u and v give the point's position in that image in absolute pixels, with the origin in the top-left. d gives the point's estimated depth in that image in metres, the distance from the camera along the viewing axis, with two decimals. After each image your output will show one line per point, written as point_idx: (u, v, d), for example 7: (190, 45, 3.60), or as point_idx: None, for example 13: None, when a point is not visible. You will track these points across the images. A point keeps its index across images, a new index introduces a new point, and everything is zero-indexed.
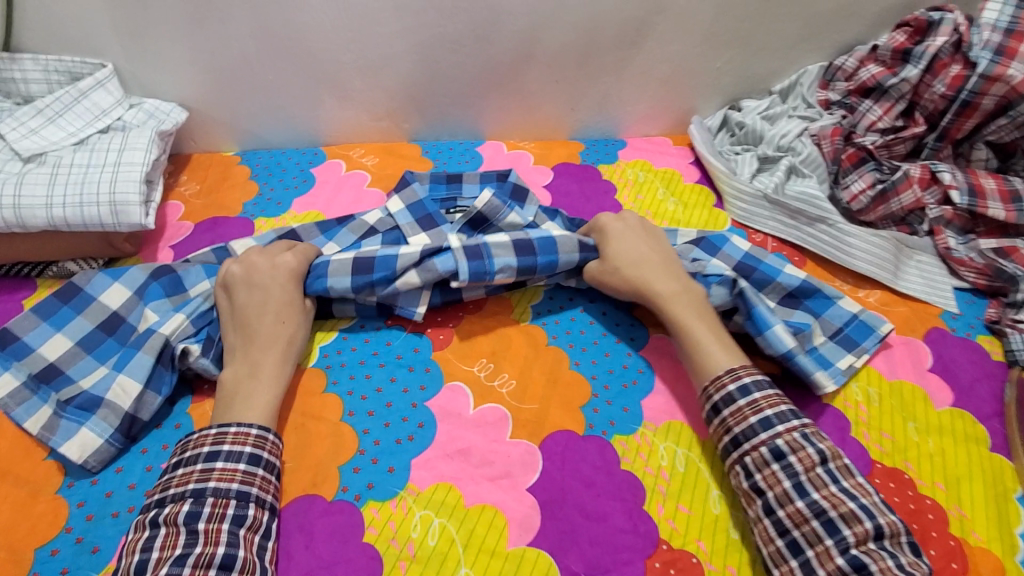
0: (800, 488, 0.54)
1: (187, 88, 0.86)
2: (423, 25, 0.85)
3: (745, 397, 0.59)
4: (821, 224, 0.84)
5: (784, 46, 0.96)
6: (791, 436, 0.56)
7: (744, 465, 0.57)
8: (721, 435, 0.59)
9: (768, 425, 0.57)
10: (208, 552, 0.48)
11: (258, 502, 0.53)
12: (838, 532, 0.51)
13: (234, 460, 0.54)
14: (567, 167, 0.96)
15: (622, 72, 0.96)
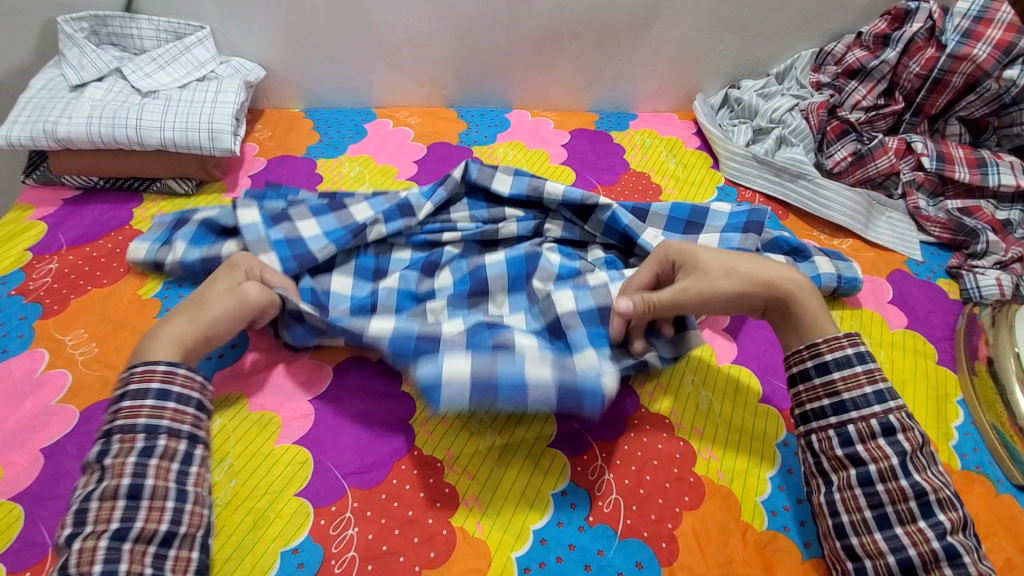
0: (905, 468, 0.57)
1: (266, 50, 1.03)
2: (463, 3, 1.00)
3: (862, 364, 0.61)
4: (802, 179, 0.96)
5: (779, 33, 1.09)
6: (901, 414, 0.59)
7: (842, 433, 0.59)
8: (822, 395, 0.61)
9: (882, 399, 0.59)
10: (114, 484, 0.53)
11: (170, 432, 0.56)
12: (933, 515, 0.55)
13: (140, 397, 0.57)
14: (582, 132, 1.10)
15: (635, 51, 1.09)
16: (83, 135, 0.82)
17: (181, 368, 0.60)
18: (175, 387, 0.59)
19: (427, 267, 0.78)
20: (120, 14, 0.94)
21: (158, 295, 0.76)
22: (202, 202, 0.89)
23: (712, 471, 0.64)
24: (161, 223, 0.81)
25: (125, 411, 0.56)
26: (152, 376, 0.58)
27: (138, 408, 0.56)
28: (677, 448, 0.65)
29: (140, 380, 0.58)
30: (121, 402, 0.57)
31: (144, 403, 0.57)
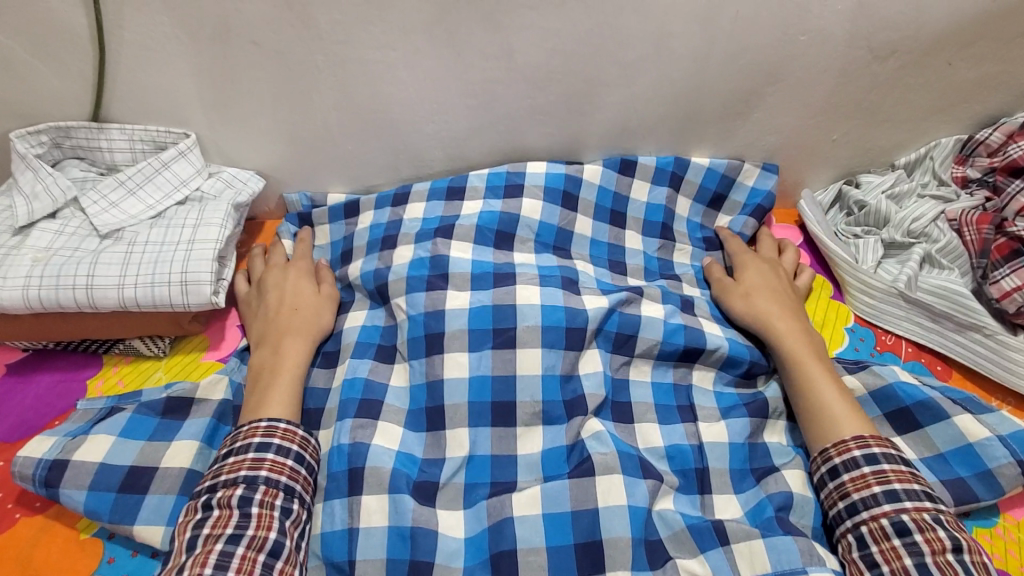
0: (923, 569, 0.49)
1: (266, 155, 0.83)
2: (509, 98, 0.79)
3: (870, 465, 0.56)
4: (974, 333, 0.71)
5: (912, 118, 0.85)
6: (919, 514, 0.52)
7: (858, 535, 0.53)
8: (840, 504, 0.56)
9: (894, 497, 0.53)
10: (261, 535, 0.52)
11: (301, 500, 0.57)
12: None
13: (284, 454, 0.58)
14: (666, 232, 0.87)
15: (723, 142, 0.87)
16: (21, 299, 0.64)
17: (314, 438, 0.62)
18: (307, 456, 0.60)
19: (424, 490, 0.60)
20: (86, 125, 0.76)
21: (107, 557, 0.58)
22: (175, 365, 0.71)
23: None
24: (92, 408, 0.65)
25: (268, 466, 0.56)
26: (295, 436, 0.59)
27: (281, 465, 0.57)
28: None
29: (284, 439, 0.59)
30: (263, 452, 0.57)
31: (286, 462, 0.57)
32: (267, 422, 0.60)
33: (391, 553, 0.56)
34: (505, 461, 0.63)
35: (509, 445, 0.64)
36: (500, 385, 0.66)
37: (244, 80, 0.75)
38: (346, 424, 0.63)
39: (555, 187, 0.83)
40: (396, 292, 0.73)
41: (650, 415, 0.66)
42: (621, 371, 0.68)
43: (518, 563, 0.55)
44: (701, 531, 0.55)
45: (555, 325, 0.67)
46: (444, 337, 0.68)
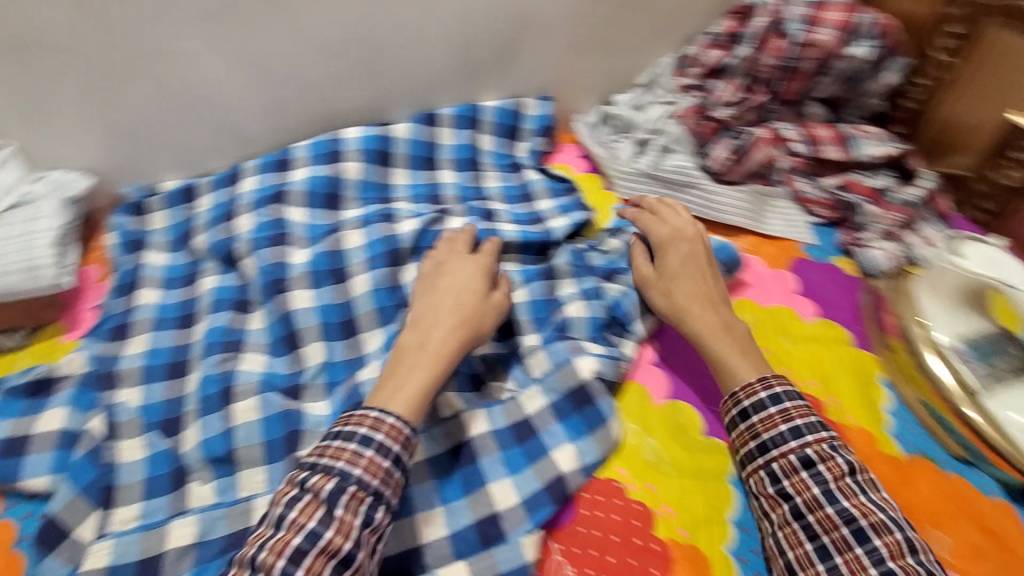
0: (831, 497, 0.55)
1: (90, 155, 0.89)
2: (311, 67, 0.92)
3: (777, 406, 0.61)
4: (693, 189, 0.97)
5: (637, 44, 1.11)
6: (820, 448, 0.58)
7: (770, 472, 0.59)
8: (748, 439, 0.61)
9: (779, 401, 0.61)
10: (337, 543, 0.52)
11: (386, 504, 0.56)
12: (867, 542, 0.52)
13: (383, 452, 0.57)
14: (475, 165, 1.03)
15: (503, 84, 1.06)
16: None
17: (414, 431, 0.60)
18: (378, 437, 0.58)
19: (289, 390, 0.72)
20: None
21: (9, 516, 0.64)
22: (38, 351, 0.77)
23: (674, 532, 0.59)
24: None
25: (364, 465, 0.56)
26: (367, 420, 0.58)
27: (377, 465, 0.56)
28: (635, 514, 0.60)
29: (389, 436, 0.58)
30: (363, 446, 0.57)
31: (358, 465, 0.56)
32: (376, 411, 0.60)
33: (266, 435, 0.67)
34: (357, 359, 0.75)
35: (355, 346, 0.77)
36: (341, 307, 0.79)
37: (53, 82, 0.81)
38: (214, 359, 0.74)
39: (370, 147, 0.96)
40: (242, 253, 0.84)
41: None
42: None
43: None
44: (510, 362, 0.74)
45: (376, 254, 0.81)
46: (289, 279, 0.80)
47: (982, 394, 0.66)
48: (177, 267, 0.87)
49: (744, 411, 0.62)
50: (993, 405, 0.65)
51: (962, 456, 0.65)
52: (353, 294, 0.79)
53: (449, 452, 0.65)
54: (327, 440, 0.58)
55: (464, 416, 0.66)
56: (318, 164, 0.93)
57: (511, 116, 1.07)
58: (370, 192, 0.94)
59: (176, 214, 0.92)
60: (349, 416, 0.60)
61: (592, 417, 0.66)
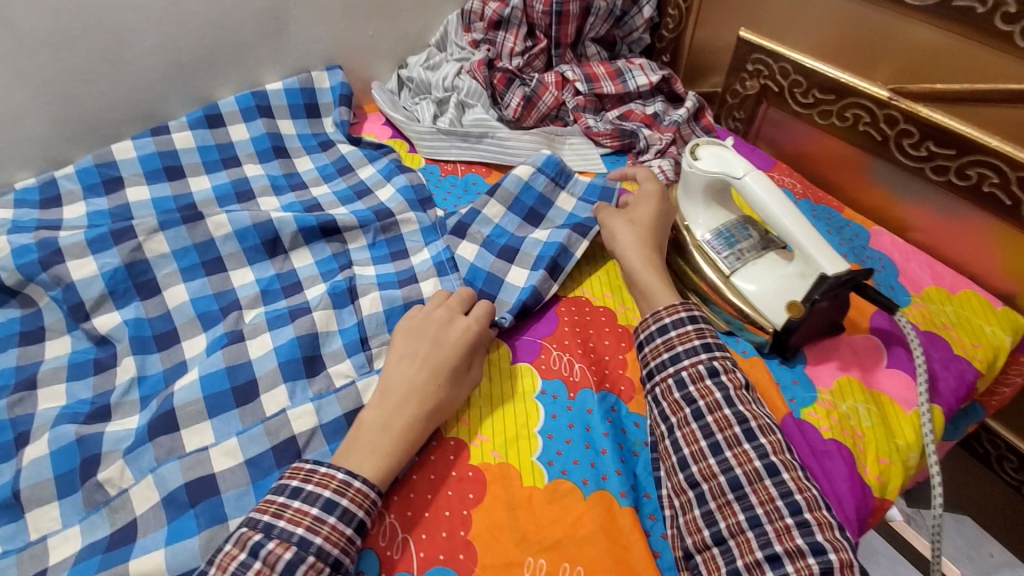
0: (728, 400, 0.60)
1: None
2: (39, 64, 0.81)
3: (693, 324, 0.66)
4: (485, 138, 1.00)
5: (417, 4, 1.10)
6: (724, 360, 0.63)
7: (679, 378, 0.63)
8: (662, 351, 0.66)
9: (694, 321, 0.66)
10: None
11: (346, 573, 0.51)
12: (755, 438, 0.58)
13: (345, 519, 0.52)
14: (281, 153, 0.96)
15: (283, 60, 1.01)
16: None
17: (382, 496, 0.55)
18: (344, 500, 0.53)
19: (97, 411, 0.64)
20: None
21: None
22: None
23: (488, 455, 0.63)
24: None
25: (325, 533, 0.51)
26: (333, 483, 0.53)
27: (341, 531, 0.51)
28: (450, 449, 0.63)
29: (353, 500, 0.53)
30: (327, 512, 0.52)
31: (343, 529, 0.52)
32: (342, 473, 0.54)
33: (57, 468, 0.59)
34: (176, 368, 0.68)
35: (170, 357, 0.70)
36: (158, 321, 0.72)
37: None
38: (1, 403, 0.64)
39: (152, 168, 0.88)
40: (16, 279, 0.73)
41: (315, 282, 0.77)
42: (286, 266, 0.79)
43: (178, 417, 0.61)
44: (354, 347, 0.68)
45: (191, 264, 0.76)
46: (87, 304, 0.72)
47: (732, 274, 0.74)
48: None
49: (664, 326, 0.66)
50: (738, 281, 0.73)
51: (727, 329, 0.75)
52: (168, 307, 0.73)
53: (275, 448, 0.59)
54: (282, 507, 0.52)
55: (289, 413, 0.61)
56: (94, 196, 0.85)
57: (303, 96, 1.01)
58: (165, 206, 0.85)
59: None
60: (312, 474, 0.54)
61: None
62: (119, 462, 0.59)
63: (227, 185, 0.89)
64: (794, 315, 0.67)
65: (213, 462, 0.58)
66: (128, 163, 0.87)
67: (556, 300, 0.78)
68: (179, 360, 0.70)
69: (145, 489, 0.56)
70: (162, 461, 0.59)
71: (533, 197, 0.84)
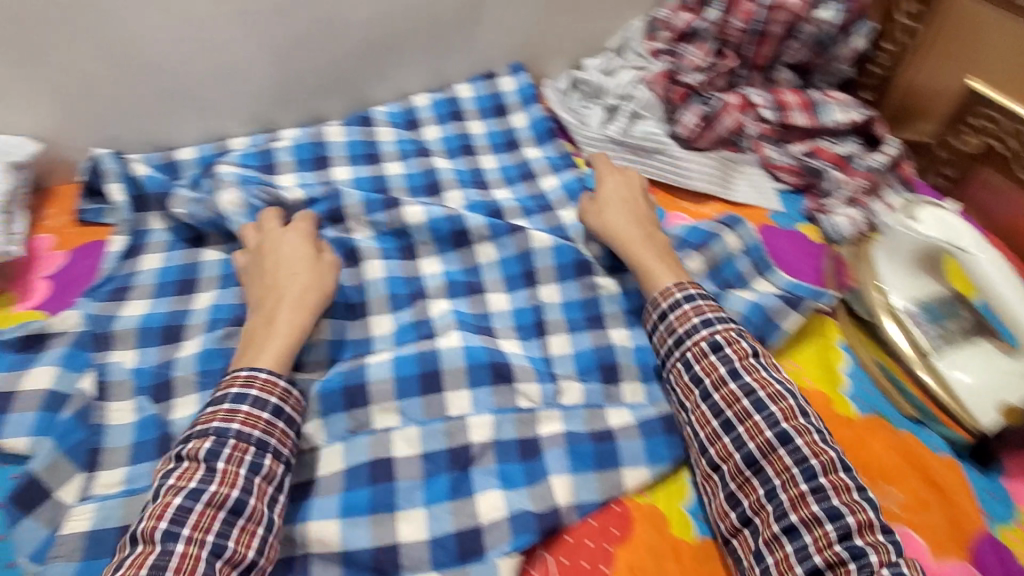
0: (783, 434, 0.61)
1: (33, 119, 0.84)
2: (266, 27, 0.87)
3: (706, 327, 0.68)
4: (660, 153, 0.97)
5: (606, 8, 1.08)
6: (760, 378, 0.64)
7: (705, 394, 0.65)
8: (667, 338, 0.71)
9: (709, 324, 0.69)
10: (224, 492, 0.55)
11: (275, 453, 0.59)
12: (815, 478, 0.58)
13: (260, 408, 0.59)
14: (467, 150, 1.00)
15: (470, 49, 1.02)
16: None
17: (297, 388, 0.63)
18: (253, 393, 0.60)
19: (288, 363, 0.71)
20: None
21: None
22: None
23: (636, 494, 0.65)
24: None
25: (242, 419, 0.58)
26: (238, 380, 0.60)
27: (257, 416, 0.59)
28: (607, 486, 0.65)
29: (263, 389, 0.60)
30: (238, 405, 0.59)
31: (262, 416, 0.59)
32: (246, 371, 0.62)
33: None
34: (363, 341, 0.74)
35: (363, 327, 0.75)
36: (350, 290, 0.77)
37: None
38: (218, 333, 0.72)
39: (356, 153, 0.94)
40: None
41: (497, 288, 0.82)
42: (472, 258, 0.83)
43: (370, 392, 0.66)
44: (542, 372, 0.71)
45: (390, 244, 0.82)
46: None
47: (933, 355, 0.72)
48: (178, 230, 0.82)
49: (663, 314, 0.71)
50: (943, 366, 0.71)
51: (914, 416, 0.72)
52: (365, 279, 0.78)
53: (450, 449, 0.64)
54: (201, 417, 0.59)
55: (469, 421, 0.64)
56: (304, 169, 0.92)
57: (494, 99, 1.05)
58: (364, 185, 0.91)
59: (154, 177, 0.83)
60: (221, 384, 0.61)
61: (605, 454, 0.65)
62: (317, 420, 0.65)
63: (418, 173, 0.94)
64: (1011, 421, 0.67)
65: (394, 446, 0.64)
66: (337, 146, 0.95)
67: None
68: (367, 333, 0.75)
69: (331, 456, 0.63)
70: (353, 432, 0.65)
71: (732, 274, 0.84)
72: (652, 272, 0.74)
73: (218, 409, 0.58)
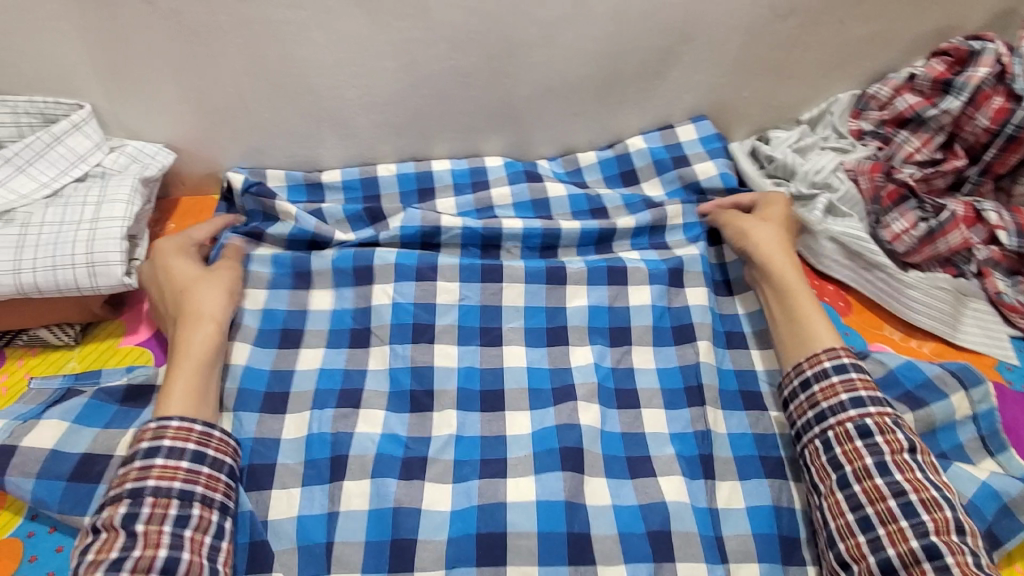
0: (882, 468, 0.58)
1: (173, 127, 0.78)
2: (431, 58, 0.77)
3: (840, 374, 0.63)
4: (879, 271, 0.80)
5: (813, 74, 0.91)
6: (880, 419, 0.60)
7: (824, 439, 0.62)
8: (806, 409, 0.64)
9: (843, 370, 0.64)
10: (149, 555, 0.52)
11: (204, 501, 0.56)
12: (915, 517, 0.55)
13: (176, 457, 0.56)
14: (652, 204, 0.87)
15: (646, 103, 0.88)
16: None
17: (217, 428, 0.60)
18: (165, 443, 0.57)
19: (412, 464, 0.65)
20: None
21: (19, 534, 0.58)
22: (96, 354, 0.69)
23: None
24: (47, 389, 0.65)
25: (157, 474, 0.55)
26: (189, 436, 0.58)
27: (174, 467, 0.56)
28: None
29: (175, 439, 0.57)
30: (152, 457, 0.56)
31: (179, 465, 0.56)
32: (156, 423, 0.58)
33: (371, 535, 0.61)
34: (494, 441, 0.67)
35: (498, 425, 0.69)
36: (488, 376, 0.72)
37: (140, 39, 0.69)
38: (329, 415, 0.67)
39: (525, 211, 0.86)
40: (382, 277, 0.76)
41: (654, 403, 0.71)
42: (624, 360, 0.74)
43: (509, 546, 0.60)
44: (709, 545, 0.61)
45: (538, 326, 0.76)
46: (435, 329, 0.74)
47: None
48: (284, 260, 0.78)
49: (806, 380, 0.65)
50: None
51: None
52: (503, 366, 0.73)
53: None
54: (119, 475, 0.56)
55: None
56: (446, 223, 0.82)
57: (672, 151, 0.91)
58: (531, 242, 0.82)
59: (299, 223, 0.79)
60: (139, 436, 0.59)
61: None
62: (439, 571, 0.59)
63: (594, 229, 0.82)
64: None
65: None
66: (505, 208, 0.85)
67: None
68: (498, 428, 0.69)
69: None
70: None
71: (949, 442, 0.67)
72: (816, 337, 0.67)
73: (129, 468, 0.55)
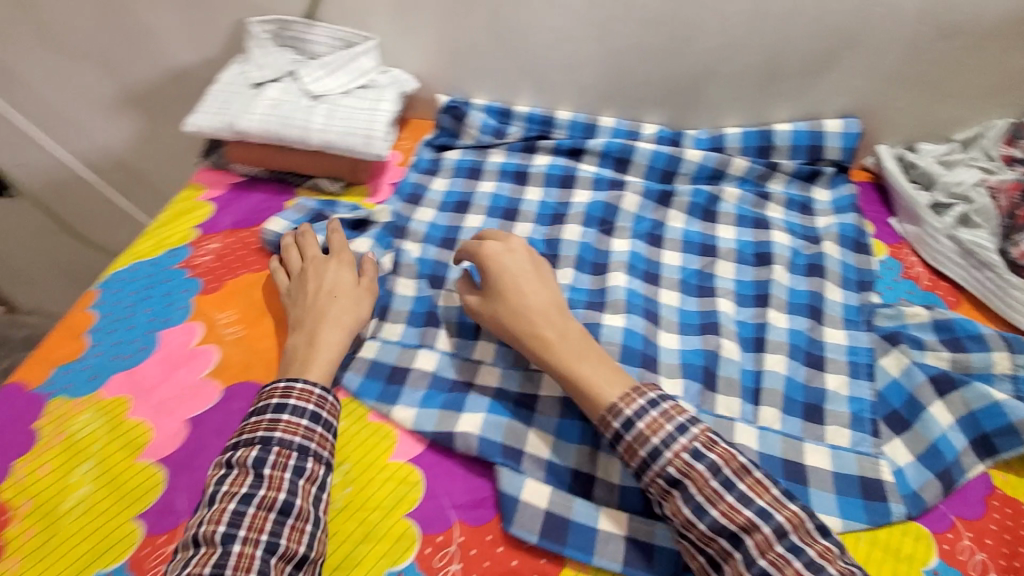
0: (696, 509, 0.56)
1: (425, 63, 1.07)
2: (625, 35, 0.97)
3: (629, 409, 0.61)
4: (989, 272, 0.86)
5: (970, 96, 0.97)
6: (670, 448, 0.59)
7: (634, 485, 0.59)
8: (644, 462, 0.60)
9: (651, 411, 0.61)
10: (271, 496, 0.57)
11: (316, 456, 0.62)
12: (804, 553, 0.52)
13: (299, 414, 0.63)
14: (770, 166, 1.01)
15: (800, 98, 1.01)
16: (291, 136, 0.92)
17: (331, 396, 0.67)
18: (292, 400, 0.64)
19: None
20: (302, 20, 1.01)
21: None
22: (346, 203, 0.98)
23: None
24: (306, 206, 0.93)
25: (283, 428, 0.62)
26: (312, 396, 0.64)
27: (296, 423, 0.62)
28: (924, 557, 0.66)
29: (300, 398, 0.64)
30: (281, 412, 0.63)
31: (301, 423, 0.63)
32: (284, 384, 0.65)
33: None
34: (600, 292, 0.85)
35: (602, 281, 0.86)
36: (600, 253, 0.90)
37: None
38: None
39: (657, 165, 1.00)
40: (534, 181, 1.00)
41: (727, 296, 0.86)
42: (710, 267, 0.90)
43: (601, 349, 0.78)
44: (747, 392, 0.76)
45: (643, 230, 0.93)
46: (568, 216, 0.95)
47: None
48: (465, 161, 1.03)
49: (629, 422, 0.60)
50: None
51: None
52: (612, 249, 0.91)
53: None
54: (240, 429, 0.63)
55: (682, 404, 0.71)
56: (605, 165, 1.02)
57: (812, 137, 1.01)
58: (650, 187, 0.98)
59: (481, 139, 1.05)
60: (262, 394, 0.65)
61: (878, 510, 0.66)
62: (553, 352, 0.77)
63: (709, 166, 1.00)
64: None
65: None
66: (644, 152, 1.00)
67: (989, 489, 0.69)
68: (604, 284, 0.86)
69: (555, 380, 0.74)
70: None
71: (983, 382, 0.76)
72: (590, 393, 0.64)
73: (261, 420, 0.62)
